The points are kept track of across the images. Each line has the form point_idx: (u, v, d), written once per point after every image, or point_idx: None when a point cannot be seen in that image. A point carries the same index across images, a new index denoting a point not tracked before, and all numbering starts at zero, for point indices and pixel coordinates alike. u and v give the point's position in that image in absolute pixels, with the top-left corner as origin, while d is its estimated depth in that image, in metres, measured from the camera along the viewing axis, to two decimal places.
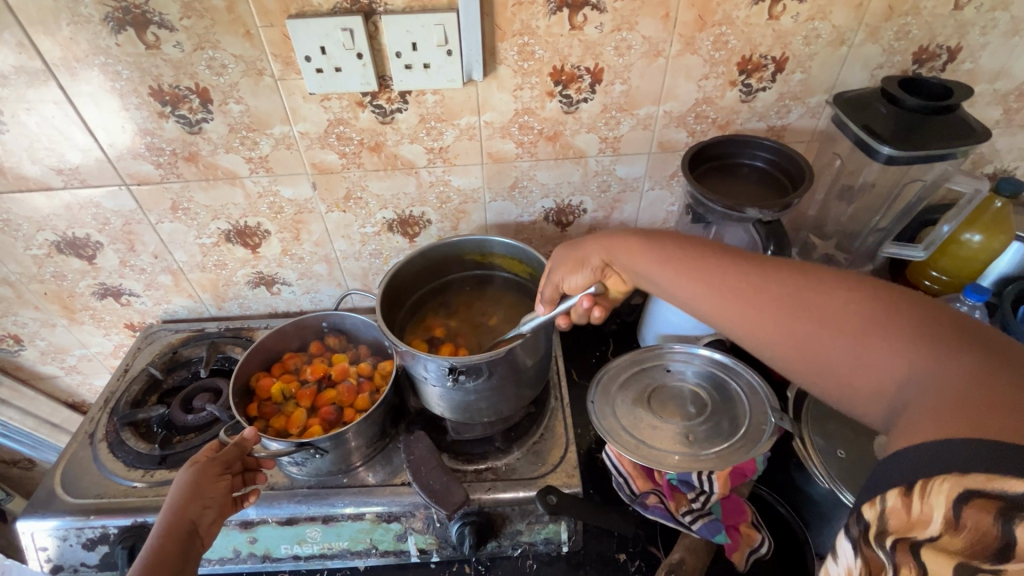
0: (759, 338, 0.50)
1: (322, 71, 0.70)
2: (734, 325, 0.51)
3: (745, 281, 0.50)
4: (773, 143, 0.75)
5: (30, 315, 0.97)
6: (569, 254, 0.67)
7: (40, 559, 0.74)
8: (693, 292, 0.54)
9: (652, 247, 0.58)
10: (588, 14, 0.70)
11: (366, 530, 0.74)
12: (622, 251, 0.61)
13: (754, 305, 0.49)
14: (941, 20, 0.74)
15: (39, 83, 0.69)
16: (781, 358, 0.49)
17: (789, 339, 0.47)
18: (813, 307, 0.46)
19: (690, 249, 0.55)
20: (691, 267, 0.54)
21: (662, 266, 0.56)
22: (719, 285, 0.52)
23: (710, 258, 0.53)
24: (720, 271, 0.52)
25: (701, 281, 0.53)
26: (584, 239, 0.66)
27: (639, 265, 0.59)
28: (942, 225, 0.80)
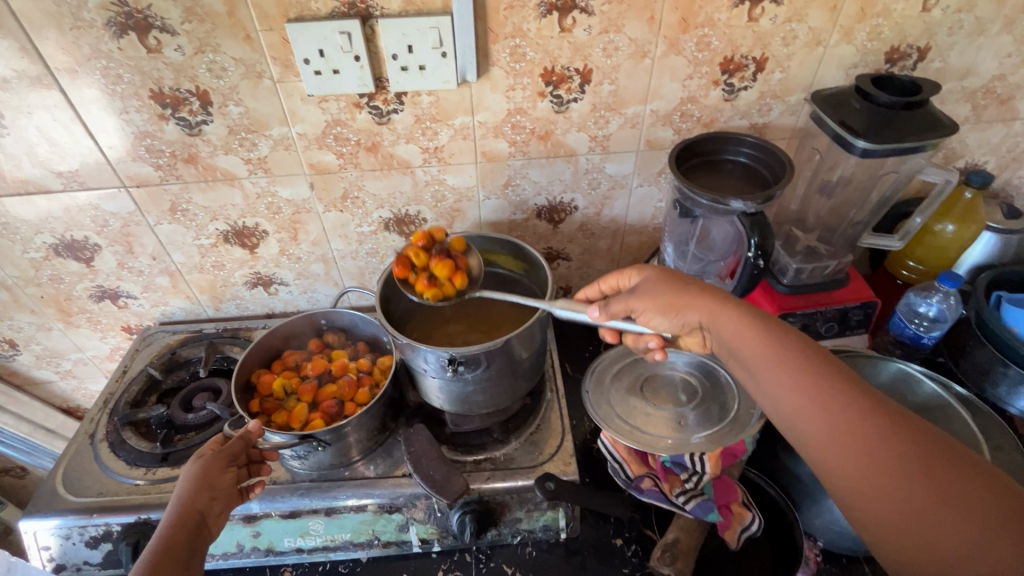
0: (848, 473, 0.50)
1: (321, 73, 0.72)
2: (827, 449, 0.52)
3: (857, 416, 0.51)
4: (754, 140, 0.78)
5: (26, 319, 0.97)
6: (663, 297, 0.65)
7: (43, 558, 0.75)
8: (798, 400, 0.54)
9: (765, 338, 0.57)
10: (577, 17, 0.72)
11: (368, 521, 0.76)
12: (729, 324, 0.60)
13: (861, 439, 0.50)
14: (910, 21, 0.78)
15: (41, 87, 0.71)
16: (860, 501, 0.50)
17: (881, 485, 0.48)
18: (928, 468, 0.47)
19: (808, 357, 0.55)
20: (805, 378, 0.54)
21: (773, 360, 0.56)
22: (832, 405, 0.52)
23: (827, 372, 0.54)
24: (836, 391, 0.52)
25: (811, 393, 0.53)
26: (685, 289, 0.64)
27: (745, 347, 0.58)
28: (914, 217, 0.83)
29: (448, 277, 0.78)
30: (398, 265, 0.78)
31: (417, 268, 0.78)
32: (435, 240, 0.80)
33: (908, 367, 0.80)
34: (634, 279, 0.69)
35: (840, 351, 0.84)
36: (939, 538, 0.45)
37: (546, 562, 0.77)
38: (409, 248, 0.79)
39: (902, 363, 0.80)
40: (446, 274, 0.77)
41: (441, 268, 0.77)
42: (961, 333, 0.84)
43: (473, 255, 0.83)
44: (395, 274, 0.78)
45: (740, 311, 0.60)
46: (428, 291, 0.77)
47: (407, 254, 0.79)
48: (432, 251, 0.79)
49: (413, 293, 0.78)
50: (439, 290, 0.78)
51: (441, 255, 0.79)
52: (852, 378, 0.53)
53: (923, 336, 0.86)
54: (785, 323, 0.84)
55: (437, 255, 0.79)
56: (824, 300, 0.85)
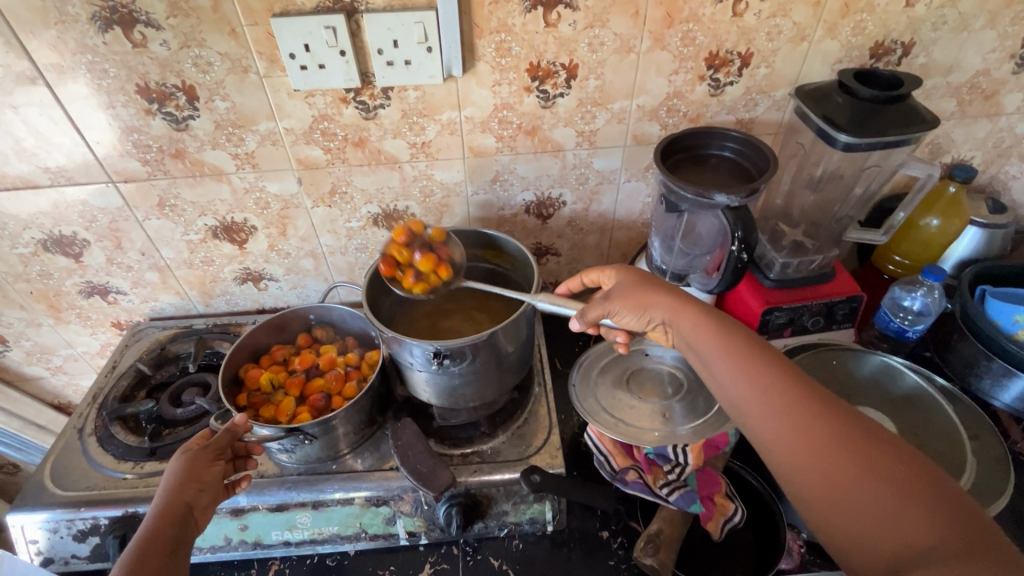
0: (793, 461, 0.50)
1: (307, 68, 0.72)
2: (774, 438, 0.52)
3: (801, 404, 0.52)
4: (739, 134, 0.79)
5: (16, 315, 0.97)
6: (632, 294, 0.66)
7: (31, 552, 0.75)
8: (749, 390, 0.54)
9: (720, 332, 0.58)
10: (562, 12, 0.73)
11: (355, 514, 0.76)
12: (689, 320, 0.61)
13: (805, 429, 0.50)
14: (894, 16, 0.79)
15: (27, 82, 0.71)
16: (803, 489, 0.50)
17: (823, 472, 0.48)
18: (863, 455, 0.48)
19: (758, 349, 0.56)
20: (753, 368, 0.55)
21: (725, 354, 0.57)
22: (776, 396, 0.53)
23: (774, 366, 0.55)
24: (782, 380, 0.53)
25: (760, 384, 0.54)
26: (650, 286, 0.65)
27: (701, 342, 0.59)
28: (897, 212, 0.84)
29: (434, 271, 0.78)
30: (385, 264, 0.77)
31: (403, 265, 0.78)
32: (415, 233, 0.78)
33: (890, 359, 0.81)
34: (612, 280, 0.70)
35: (823, 345, 0.86)
36: (877, 523, 0.45)
37: (533, 554, 0.77)
38: (392, 244, 0.78)
39: (883, 356, 0.81)
40: (433, 267, 0.77)
41: (427, 262, 0.76)
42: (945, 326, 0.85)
43: (455, 245, 0.82)
44: (382, 273, 0.77)
45: (700, 306, 0.61)
46: (415, 287, 0.77)
47: (391, 251, 0.78)
48: (415, 246, 0.77)
49: (402, 290, 0.78)
50: (427, 285, 0.78)
51: (424, 249, 0.77)
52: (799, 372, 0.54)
53: (908, 329, 0.86)
54: (771, 317, 0.85)
55: (420, 250, 0.77)
56: (808, 295, 0.85)
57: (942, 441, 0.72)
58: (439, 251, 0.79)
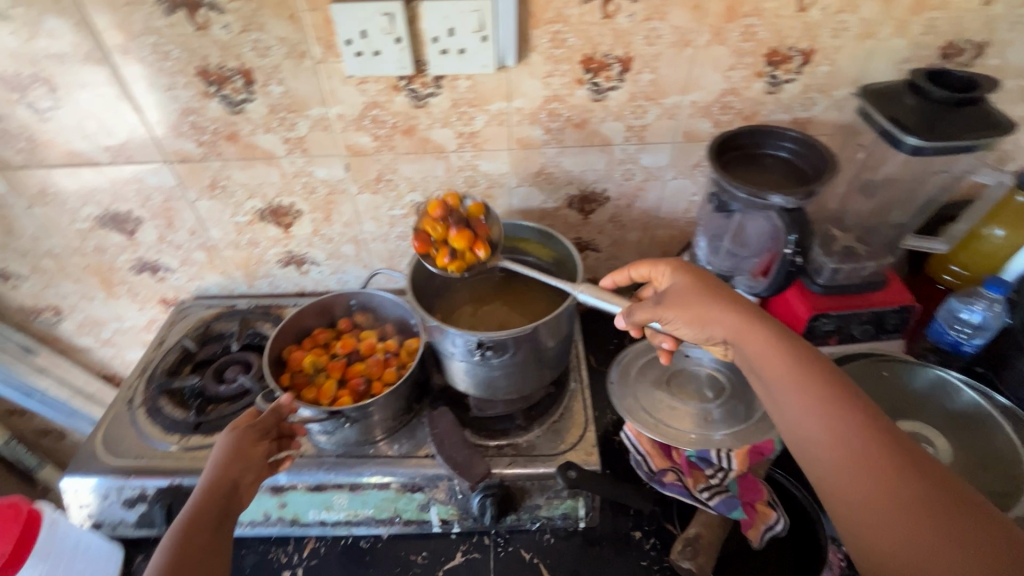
0: (853, 499, 0.49)
1: (362, 54, 0.72)
2: (834, 471, 0.51)
3: (869, 443, 0.50)
4: (797, 134, 0.76)
5: (70, 287, 1.01)
6: (694, 307, 0.64)
7: (81, 515, 0.78)
8: (811, 420, 0.53)
9: (789, 357, 0.57)
10: (621, 3, 0.71)
11: (391, 499, 0.77)
12: (755, 341, 0.59)
13: (871, 468, 0.49)
14: (969, 15, 0.75)
15: (93, 61, 0.73)
16: (856, 526, 0.49)
17: (882, 512, 0.48)
18: (930, 505, 0.46)
19: (828, 379, 0.55)
20: (822, 399, 0.53)
21: (788, 378, 0.56)
22: (838, 429, 0.52)
23: (844, 400, 0.53)
24: (851, 415, 0.52)
25: (823, 415, 0.53)
26: (713, 300, 0.63)
27: (762, 365, 0.58)
28: (960, 222, 0.81)
29: (468, 250, 0.77)
30: (419, 242, 0.78)
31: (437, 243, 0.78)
32: (451, 209, 0.78)
33: (947, 374, 0.78)
34: (667, 277, 0.68)
35: (874, 356, 0.84)
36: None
37: (564, 549, 0.77)
38: (428, 221, 0.78)
39: (939, 370, 0.78)
40: (468, 244, 0.76)
41: (462, 239, 0.76)
42: (1004, 343, 0.81)
43: (490, 221, 0.81)
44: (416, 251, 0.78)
45: (768, 329, 0.59)
46: (451, 266, 0.77)
47: (425, 229, 0.78)
48: (450, 222, 0.77)
49: (436, 268, 0.78)
50: (462, 263, 0.78)
51: (459, 225, 0.77)
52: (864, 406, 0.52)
53: (964, 343, 0.83)
54: (817, 324, 0.83)
55: (455, 225, 0.77)
56: (857, 303, 0.83)
57: (1000, 461, 0.70)
58: (474, 227, 0.79)
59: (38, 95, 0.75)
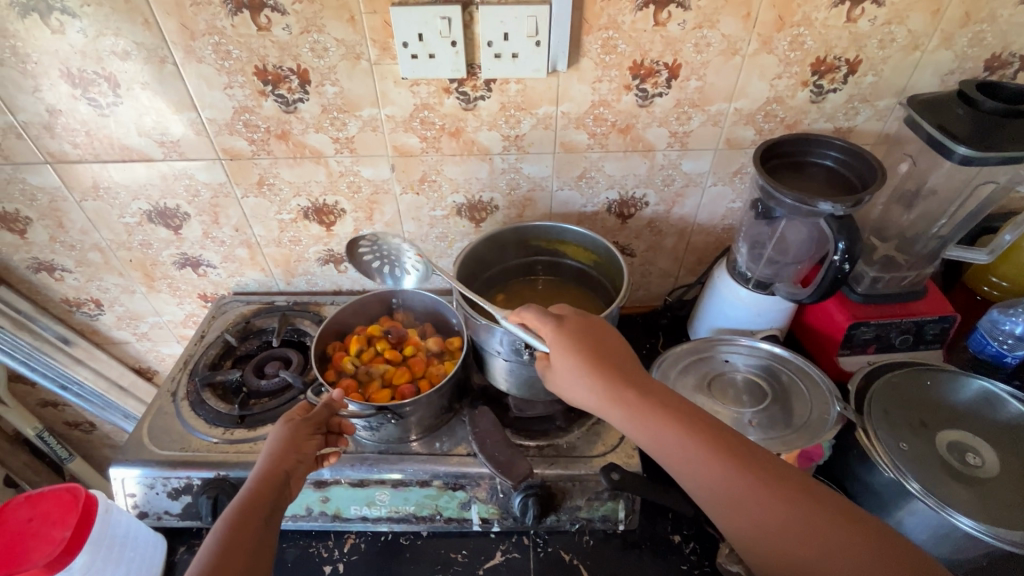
0: (751, 541, 0.52)
1: (417, 57, 0.74)
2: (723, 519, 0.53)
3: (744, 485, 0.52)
4: (843, 143, 0.77)
5: (113, 281, 1.03)
6: (566, 371, 0.63)
7: (128, 504, 0.79)
8: (708, 476, 0.53)
9: (651, 415, 0.58)
10: (673, 11, 0.73)
11: (432, 496, 0.78)
12: (621, 403, 0.59)
13: (753, 510, 0.52)
14: (1016, 28, 0.76)
15: (156, 59, 0.75)
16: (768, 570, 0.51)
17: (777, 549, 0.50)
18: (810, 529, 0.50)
19: (693, 428, 0.56)
20: (691, 453, 0.55)
21: (674, 437, 0.56)
22: (729, 481, 0.53)
23: (711, 448, 0.55)
24: (718, 462, 0.54)
25: (710, 466, 0.54)
26: (580, 361, 0.63)
27: (647, 423, 0.58)
28: (1004, 234, 0.81)
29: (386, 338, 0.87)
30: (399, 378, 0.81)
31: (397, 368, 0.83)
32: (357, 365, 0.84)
33: (993, 386, 0.77)
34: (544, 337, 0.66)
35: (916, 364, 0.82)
36: None
37: (604, 551, 0.77)
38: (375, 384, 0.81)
39: (984, 381, 0.78)
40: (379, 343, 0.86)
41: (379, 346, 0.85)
42: None
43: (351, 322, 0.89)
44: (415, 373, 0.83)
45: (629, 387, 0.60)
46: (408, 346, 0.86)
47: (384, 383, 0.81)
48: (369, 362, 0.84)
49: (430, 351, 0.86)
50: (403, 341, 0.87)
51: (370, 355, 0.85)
52: (739, 449, 0.55)
53: (1006, 355, 0.83)
54: (857, 332, 0.83)
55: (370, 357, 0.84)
56: (898, 312, 0.83)
57: None
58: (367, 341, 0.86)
59: (100, 91, 0.77)
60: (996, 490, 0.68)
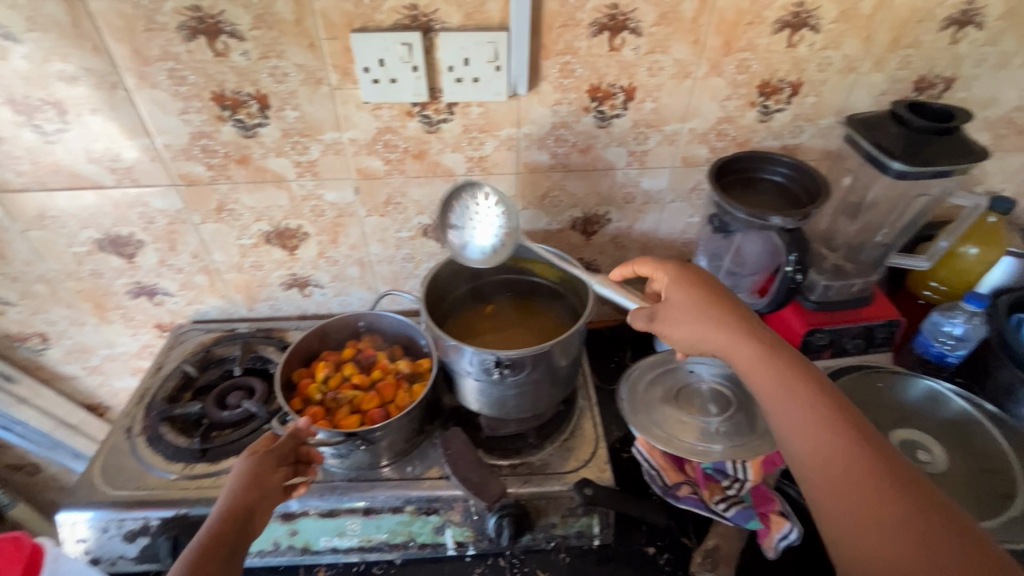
0: (853, 524, 0.48)
1: (379, 82, 0.74)
2: (831, 494, 0.50)
3: (866, 470, 0.49)
4: (791, 160, 0.81)
5: (61, 313, 0.98)
6: (687, 316, 0.64)
7: (78, 551, 0.74)
8: (831, 445, 0.51)
9: (783, 375, 0.56)
10: (626, 37, 0.76)
11: (405, 522, 0.77)
12: (751, 351, 0.58)
13: (869, 492, 0.48)
14: (939, 52, 0.82)
15: (107, 84, 0.73)
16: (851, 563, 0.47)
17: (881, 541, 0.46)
18: (927, 535, 0.45)
19: (830, 401, 0.54)
20: (820, 419, 0.52)
21: (798, 404, 0.54)
22: (853, 460, 0.50)
23: (843, 423, 0.52)
24: (848, 436, 0.51)
25: (832, 440, 0.51)
26: (714, 307, 0.63)
27: (767, 388, 0.56)
28: (941, 240, 0.87)
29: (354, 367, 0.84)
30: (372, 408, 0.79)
31: (369, 398, 0.81)
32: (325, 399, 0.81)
33: (937, 385, 0.83)
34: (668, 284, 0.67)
35: (868, 366, 0.88)
36: None
37: (580, 568, 0.77)
38: (348, 415, 0.78)
39: (930, 381, 0.83)
40: (347, 372, 0.83)
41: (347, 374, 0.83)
42: (984, 353, 0.86)
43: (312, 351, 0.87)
44: (389, 400, 0.81)
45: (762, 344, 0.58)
46: (378, 373, 0.84)
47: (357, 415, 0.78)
48: (339, 395, 0.81)
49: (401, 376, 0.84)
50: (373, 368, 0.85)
51: (338, 388, 0.82)
52: (871, 438, 0.51)
53: (948, 354, 0.88)
54: (812, 338, 0.87)
55: (338, 390, 0.82)
56: (848, 318, 0.88)
57: (995, 469, 0.75)
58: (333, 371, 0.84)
59: (46, 118, 0.75)
60: (944, 487, 0.74)
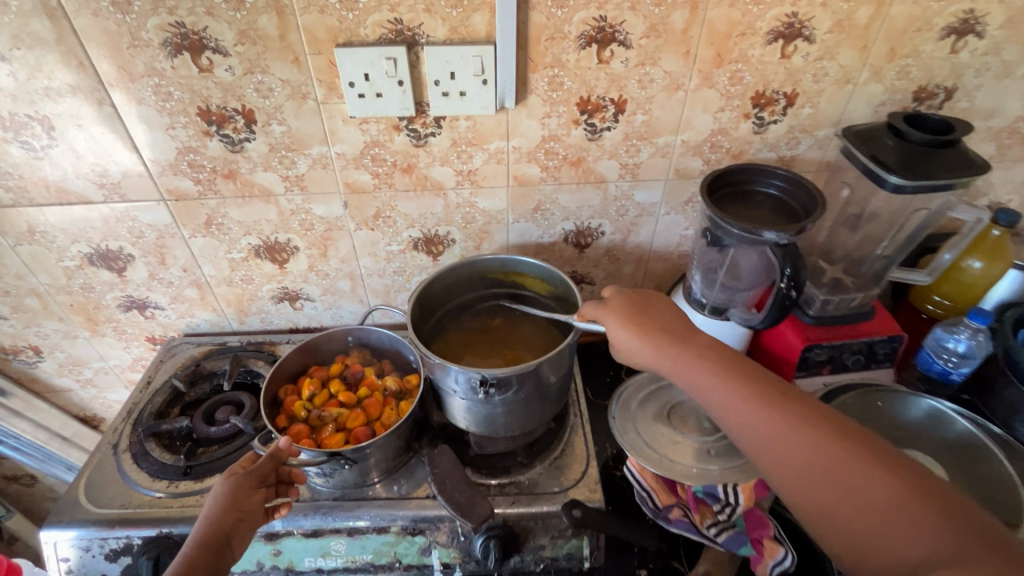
0: (794, 481, 0.53)
1: (364, 96, 0.74)
2: (770, 462, 0.55)
3: (786, 428, 0.54)
4: (786, 172, 0.79)
5: (53, 326, 0.98)
6: (619, 334, 0.68)
7: (60, 570, 0.73)
8: (754, 418, 0.56)
9: (702, 366, 0.61)
10: (615, 49, 0.74)
11: (391, 543, 0.75)
12: (672, 353, 0.63)
13: (796, 448, 0.53)
14: (938, 62, 0.80)
15: (92, 100, 0.73)
16: (843, 543, 0.50)
17: (815, 489, 0.52)
18: (846, 470, 0.51)
19: (744, 377, 0.59)
20: (739, 397, 0.57)
21: (723, 389, 0.58)
22: (774, 425, 0.55)
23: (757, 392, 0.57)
24: (765, 403, 0.56)
25: (753, 412, 0.56)
26: (634, 323, 0.68)
27: (694, 380, 0.61)
28: (943, 254, 0.85)
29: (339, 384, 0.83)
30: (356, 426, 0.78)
31: (353, 415, 0.80)
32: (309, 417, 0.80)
33: (941, 404, 0.81)
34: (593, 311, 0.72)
35: (867, 386, 0.85)
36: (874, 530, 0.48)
37: None
38: (332, 433, 0.77)
39: (932, 400, 0.81)
40: (332, 390, 0.82)
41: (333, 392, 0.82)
42: (990, 370, 0.84)
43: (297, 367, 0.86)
44: (374, 418, 0.80)
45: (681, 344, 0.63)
46: (364, 390, 0.83)
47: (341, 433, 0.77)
48: (323, 412, 0.80)
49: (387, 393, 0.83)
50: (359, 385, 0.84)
51: (323, 405, 0.81)
52: (781, 395, 0.57)
53: (951, 372, 0.85)
54: (809, 355, 0.84)
55: (323, 407, 0.81)
56: (847, 333, 0.85)
57: (1003, 492, 0.71)
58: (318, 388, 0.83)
59: (33, 134, 0.75)
60: None
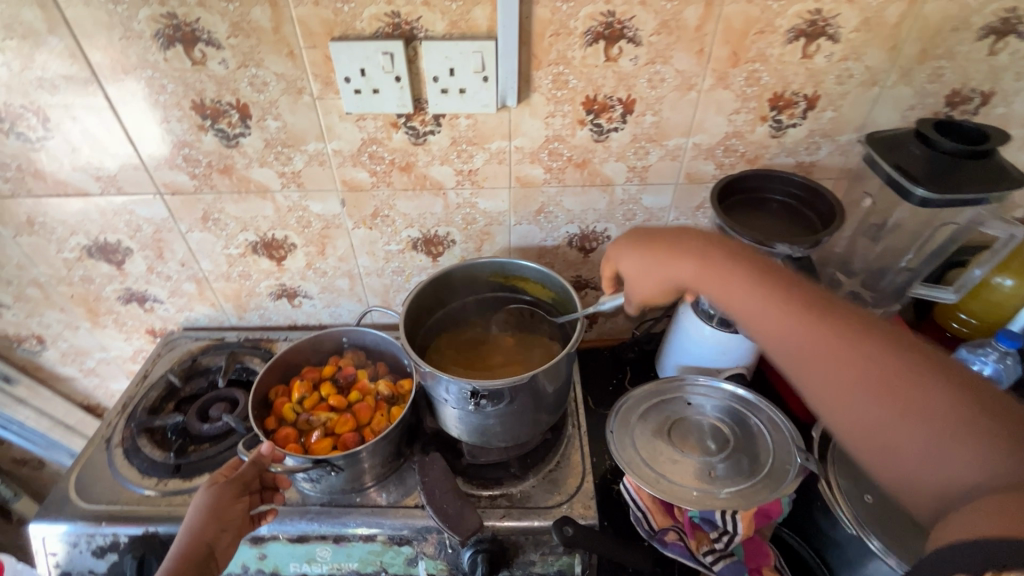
0: (829, 399, 0.48)
1: (361, 92, 0.71)
2: (807, 379, 0.49)
3: (828, 343, 0.48)
4: (802, 180, 0.75)
5: (55, 316, 0.98)
6: (641, 259, 0.62)
7: (49, 564, 0.73)
8: (790, 332, 0.50)
9: (735, 277, 0.54)
10: (624, 46, 0.70)
11: (377, 552, 0.74)
12: (700, 266, 0.56)
13: (836, 364, 0.47)
14: (975, 64, 0.74)
15: (86, 91, 0.71)
16: (881, 468, 0.46)
17: (852, 409, 0.46)
18: (891, 388, 0.44)
19: (786, 289, 0.51)
20: (775, 310, 0.51)
21: (759, 300, 0.52)
22: (812, 339, 0.48)
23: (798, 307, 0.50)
24: (804, 321, 0.49)
25: (791, 326, 0.50)
26: (660, 243, 0.60)
27: (723, 294, 0.55)
28: (975, 269, 0.78)
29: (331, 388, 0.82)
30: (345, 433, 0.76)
31: (343, 421, 0.78)
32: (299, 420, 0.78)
33: None
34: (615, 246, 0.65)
35: None
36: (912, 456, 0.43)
37: None
38: (321, 438, 0.76)
39: None
40: (324, 393, 0.81)
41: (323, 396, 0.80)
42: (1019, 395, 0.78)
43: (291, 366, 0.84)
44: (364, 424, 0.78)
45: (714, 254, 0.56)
46: (355, 395, 0.81)
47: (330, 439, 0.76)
48: (313, 416, 0.78)
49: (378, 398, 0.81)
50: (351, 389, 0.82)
51: (313, 408, 0.79)
52: (830, 310, 0.49)
53: None
54: None
55: (313, 411, 0.79)
56: None
57: None
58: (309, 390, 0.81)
59: (29, 125, 0.74)
60: None
